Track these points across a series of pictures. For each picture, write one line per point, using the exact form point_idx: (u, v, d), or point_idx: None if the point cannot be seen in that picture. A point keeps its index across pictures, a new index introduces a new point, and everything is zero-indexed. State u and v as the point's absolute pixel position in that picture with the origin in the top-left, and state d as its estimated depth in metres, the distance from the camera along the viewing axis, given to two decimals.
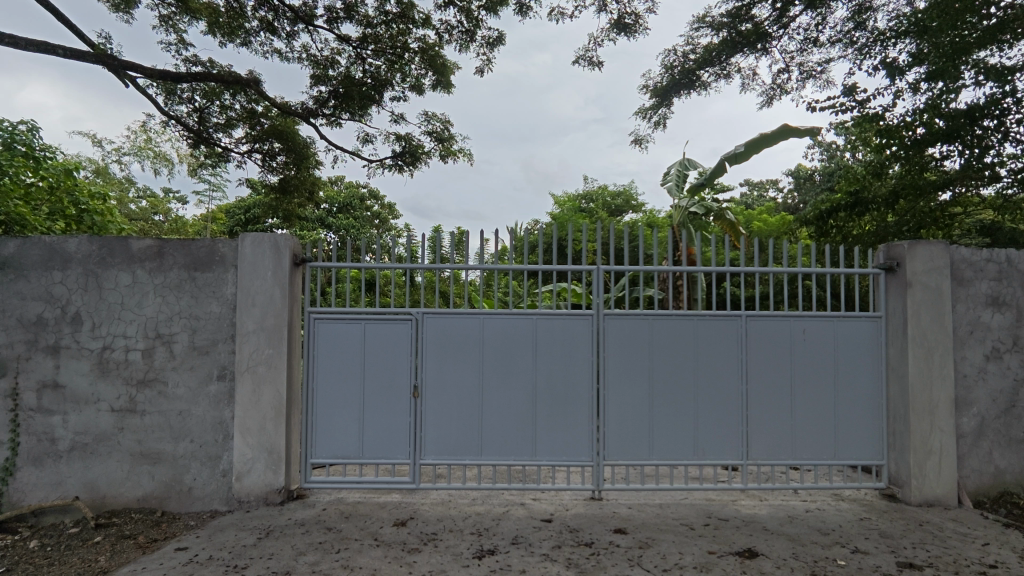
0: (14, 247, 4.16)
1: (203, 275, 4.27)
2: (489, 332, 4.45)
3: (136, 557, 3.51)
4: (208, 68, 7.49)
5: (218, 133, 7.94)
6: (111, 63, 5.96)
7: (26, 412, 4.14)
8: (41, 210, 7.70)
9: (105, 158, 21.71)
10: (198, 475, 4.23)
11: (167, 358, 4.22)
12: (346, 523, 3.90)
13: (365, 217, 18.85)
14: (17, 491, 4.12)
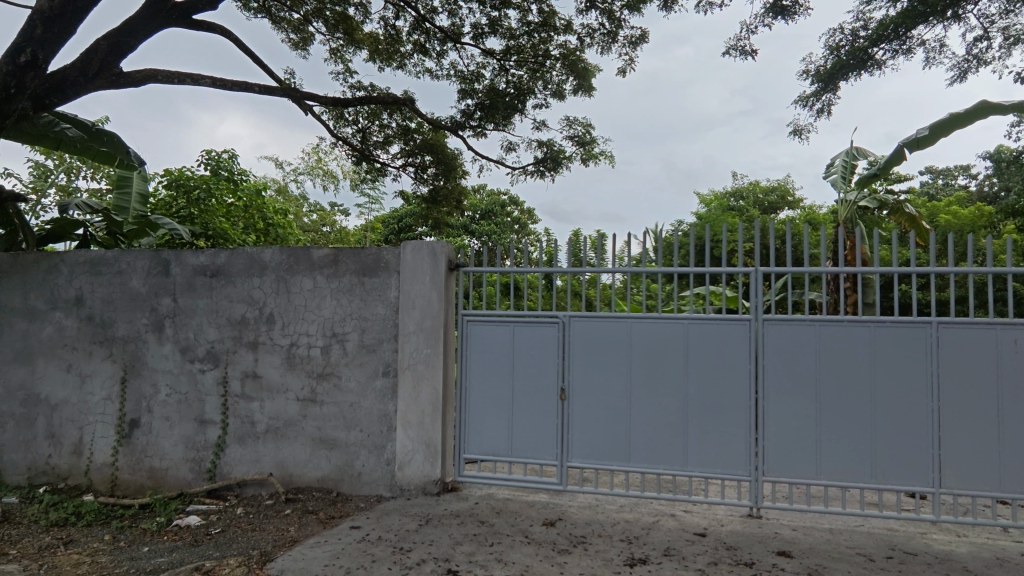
0: (225, 257, 4.92)
1: (370, 280, 4.71)
2: (637, 337, 4.37)
3: (319, 531, 3.96)
4: (370, 92, 8.24)
5: (378, 150, 8.69)
6: (295, 95, 6.82)
7: (233, 397, 4.86)
8: (239, 224, 9.16)
9: (285, 177, 24.87)
10: (367, 461, 4.65)
11: (341, 355, 4.71)
12: (497, 518, 4.06)
13: (507, 223, 19.49)
14: (226, 465, 4.85)
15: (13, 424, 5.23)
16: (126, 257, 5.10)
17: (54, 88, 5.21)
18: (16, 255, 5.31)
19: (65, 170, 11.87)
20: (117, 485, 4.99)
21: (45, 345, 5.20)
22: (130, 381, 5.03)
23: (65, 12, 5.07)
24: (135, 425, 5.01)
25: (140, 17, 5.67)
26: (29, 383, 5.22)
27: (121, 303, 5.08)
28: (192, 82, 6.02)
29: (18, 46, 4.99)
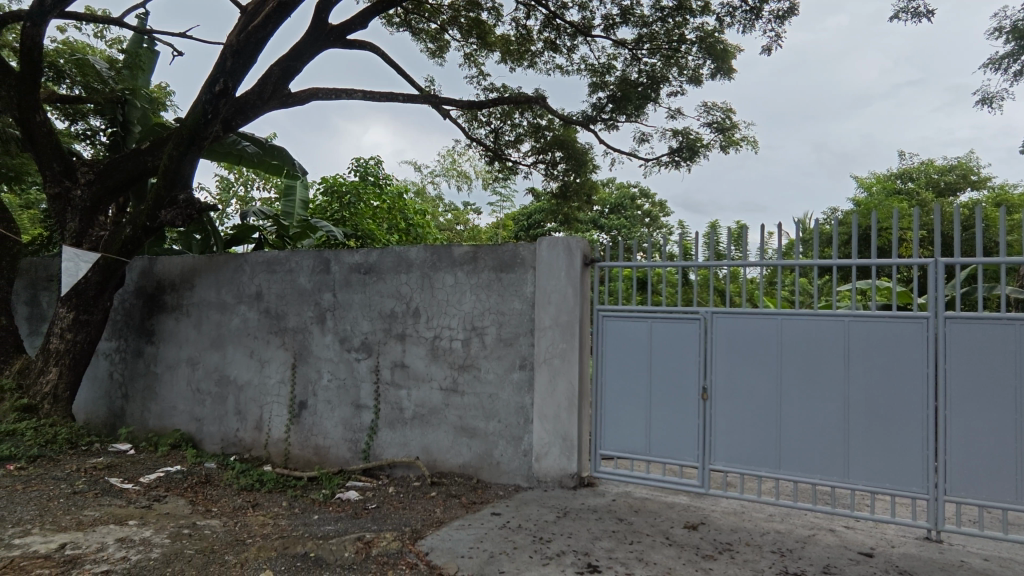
0: (377, 255, 5.35)
1: (507, 275, 4.85)
2: (788, 335, 4.06)
3: (463, 514, 4.17)
4: (503, 93, 8.48)
5: (510, 149, 8.91)
6: (434, 101, 7.20)
7: (384, 385, 5.27)
8: (384, 225, 9.90)
9: (423, 180, 26.43)
10: (505, 451, 4.81)
11: (481, 348, 4.91)
12: (636, 516, 4.00)
13: (637, 216, 19.08)
14: (379, 446, 5.28)
15: (210, 401, 6.12)
16: (295, 257, 5.73)
17: (238, 111, 6.06)
18: (211, 257, 6.21)
19: (243, 182, 13.63)
20: (289, 459, 5.64)
21: (233, 334, 6.02)
22: (299, 367, 5.66)
23: (247, 44, 5.81)
24: (303, 406, 5.63)
25: (304, 42, 6.34)
26: (221, 366, 6.08)
27: (291, 298, 5.73)
28: (346, 97, 6.61)
29: (213, 77, 5.80)
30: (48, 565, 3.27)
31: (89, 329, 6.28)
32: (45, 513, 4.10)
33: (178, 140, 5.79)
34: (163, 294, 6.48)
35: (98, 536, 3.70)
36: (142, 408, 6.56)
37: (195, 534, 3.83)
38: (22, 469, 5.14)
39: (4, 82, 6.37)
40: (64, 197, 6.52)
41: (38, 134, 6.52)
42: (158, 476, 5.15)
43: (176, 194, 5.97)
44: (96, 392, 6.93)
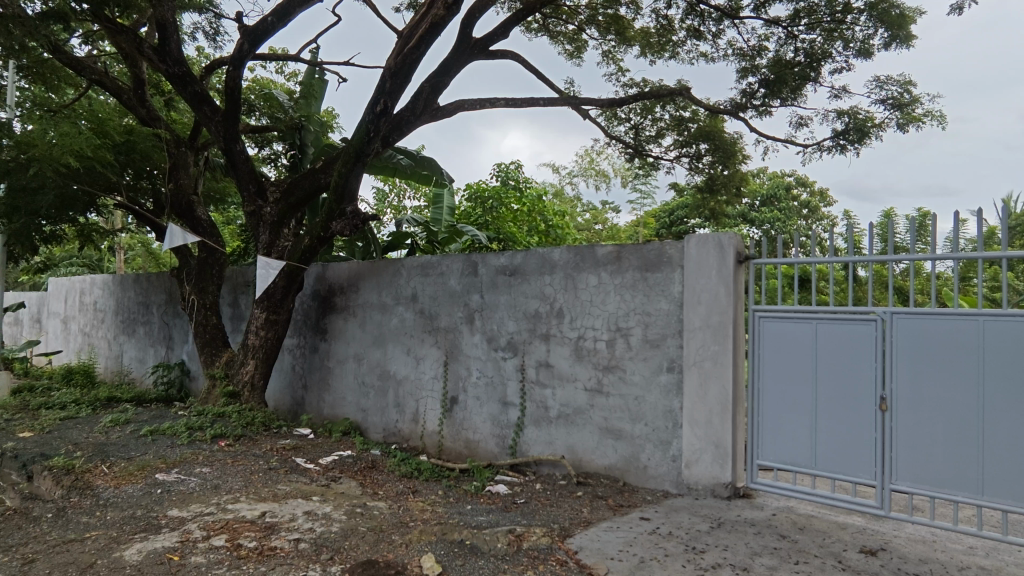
0: (521, 257, 5.51)
1: (653, 275, 4.73)
2: (992, 339, 3.48)
3: (610, 516, 4.15)
4: (643, 88, 8.27)
5: (651, 144, 8.67)
6: (573, 101, 7.22)
7: (530, 384, 5.41)
8: (525, 228, 10.16)
9: (562, 182, 26.67)
10: (652, 455, 4.69)
11: (626, 349, 4.83)
12: (801, 534, 3.68)
13: (792, 208, 17.54)
14: (525, 443, 5.42)
15: (374, 393, 6.72)
16: (446, 260, 6.09)
17: (395, 127, 6.57)
18: (373, 262, 6.82)
19: (397, 193, 14.79)
20: (443, 450, 6.01)
21: (392, 332, 6.55)
22: (451, 364, 6.00)
23: (403, 66, 6.30)
24: (455, 401, 5.96)
25: (452, 58, 6.71)
26: (383, 362, 6.65)
27: (443, 299, 6.10)
28: (490, 106, 6.89)
29: (374, 98, 6.36)
30: (253, 529, 3.82)
31: (277, 327, 7.22)
32: (249, 484, 4.79)
33: (346, 158, 6.45)
34: (334, 296, 7.26)
35: (289, 508, 4.24)
36: (318, 398, 7.40)
37: (366, 513, 4.23)
38: (230, 446, 6.05)
39: (213, 118, 7.55)
40: (257, 214, 7.58)
41: (238, 161, 7.63)
42: (334, 459, 5.77)
43: (345, 207, 6.65)
44: (282, 382, 7.95)
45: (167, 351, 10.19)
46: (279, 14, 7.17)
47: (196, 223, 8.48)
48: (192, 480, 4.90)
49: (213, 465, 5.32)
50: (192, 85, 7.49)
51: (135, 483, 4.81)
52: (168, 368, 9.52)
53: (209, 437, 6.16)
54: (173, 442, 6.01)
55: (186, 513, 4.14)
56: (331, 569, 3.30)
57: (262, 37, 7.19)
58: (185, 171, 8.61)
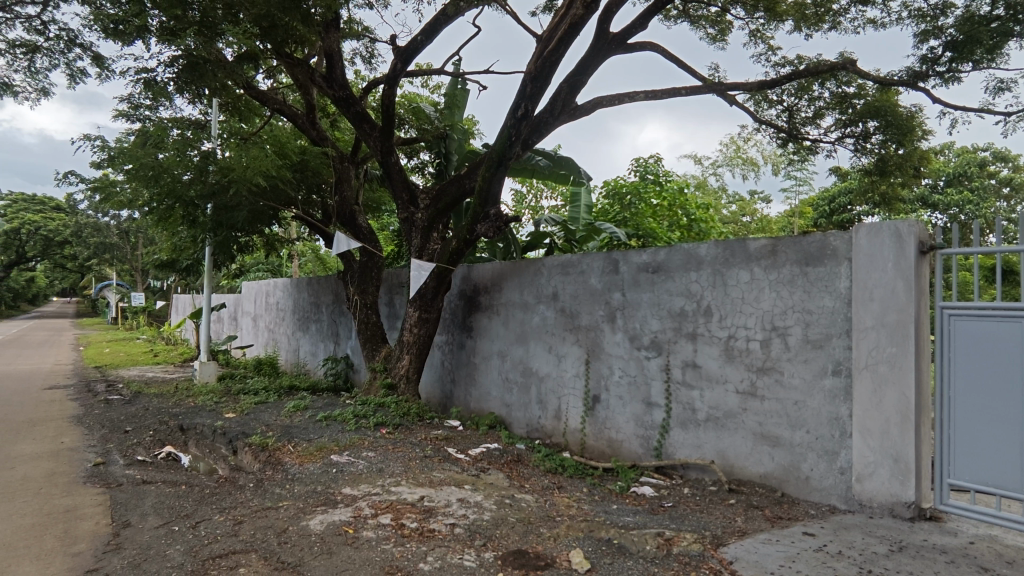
0: (664, 254, 5.36)
1: (814, 269, 4.33)
2: None
3: (768, 528, 3.88)
4: (798, 66, 7.60)
5: (808, 126, 7.94)
6: (719, 88, 6.84)
7: (675, 384, 5.23)
8: (665, 223, 9.83)
9: (704, 173, 25.38)
10: (815, 466, 4.30)
11: (783, 350, 4.49)
12: (1009, 568, 3.15)
13: (988, 187, 15.03)
14: (671, 445, 5.25)
15: (517, 389, 6.93)
16: (586, 258, 6.10)
17: (535, 130, 6.73)
18: (515, 262, 7.02)
19: (535, 194, 15.10)
20: (585, 449, 6.01)
21: (534, 330, 6.70)
22: (592, 362, 6.00)
23: (543, 68, 6.42)
24: (597, 400, 5.94)
25: (590, 55, 6.70)
26: (525, 359, 6.83)
27: (584, 298, 6.12)
28: (630, 100, 6.77)
29: (515, 103, 6.56)
30: (414, 511, 4.15)
31: (428, 324, 7.73)
32: (408, 470, 5.19)
33: (489, 163, 6.74)
34: (479, 296, 7.60)
35: (445, 494, 4.53)
36: (465, 392, 7.80)
37: (514, 504, 4.39)
38: (391, 433, 6.61)
39: (372, 134, 8.28)
40: (410, 220, 8.18)
41: (394, 171, 8.29)
42: (482, 451, 6.05)
43: (488, 210, 6.95)
44: (433, 376, 8.50)
45: (335, 346, 11.38)
46: (427, 32, 7.67)
47: (357, 230, 9.37)
48: (360, 462, 5.43)
49: (377, 450, 5.85)
50: (355, 105, 8.27)
51: (315, 462, 5.45)
52: (336, 361, 10.62)
53: (372, 424, 6.78)
54: (344, 428, 6.70)
55: (358, 491, 4.61)
56: (485, 555, 3.48)
57: (412, 55, 7.75)
58: (349, 184, 9.55)
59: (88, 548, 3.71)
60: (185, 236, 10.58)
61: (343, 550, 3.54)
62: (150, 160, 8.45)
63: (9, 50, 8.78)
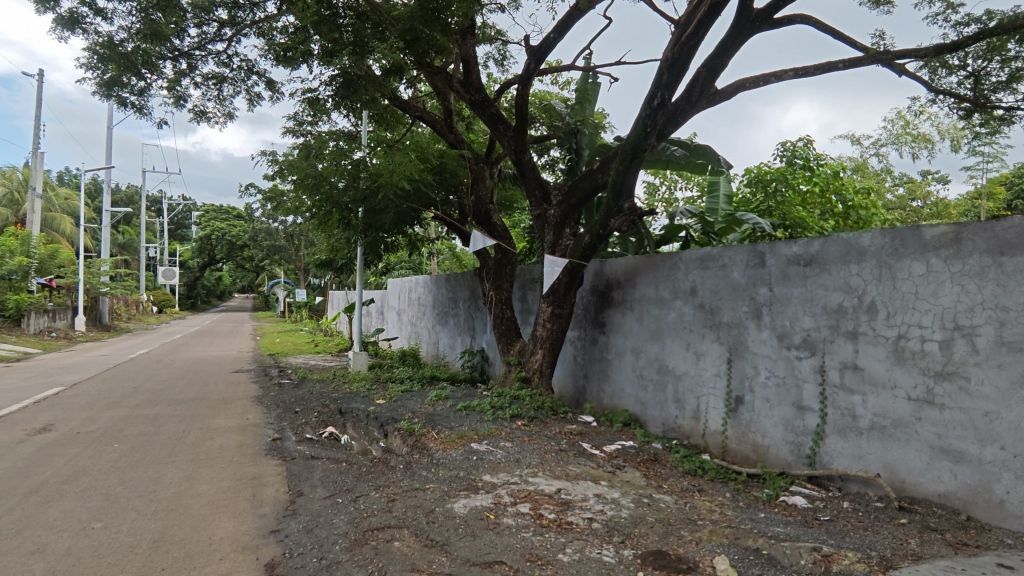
0: (819, 245, 4.90)
1: (1010, 260, 3.72)
2: None
3: (950, 555, 3.41)
4: (986, 23, 6.53)
5: (1000, 93, 6.80)
6: (884, 58, 6.10)
7: (832, 388, 4.77)
8: (818, 211, 8.98)
9: (864, 154, 22.80)
10: (1013, 489, 3.69)
11: (970, 352, 3.91)
12: None
13: None
14: (827, 454, 4.80)
15: (653, 387, 6.75)
16: (728, 251, 5.78)
17: (671, 119, 6.50)
18: (650, 257, 6.85)
19: (669, 185, 14.57)
20: (727, 452, 5.69)
21: (671, 327, 6.48)
22: (735, 362, 5.67)
23: (680, 54, 6.17)
24: (740, 401, 5.59)
25: (731, 35, 6.31)
26: (661, 356, 6.63)
27: (725, 293, 5.80)
28: (777, 80, 6.28)
29: (651, 93, 6.37)
30: (551, 503, 4.23)
31: (561, 320, 7.80)
32: (545, 461, 5.30)
33: (623, 156, 6.62)
34: (612, 291, 7.52)
35: (581, 488, 4.56)
36: (599, 388, 7.76)
37: (653, 504, 4.30)
38: (526, 425, 6.78)
39: (506, 134, 8.50)
40: (543, 216, 8.30)
41: (527, 169, 8.45)
42: (617, 448, 6.00)
43: (622, 204, 6.85)
44: (566, 371, 8.56)
45: (471, 340, 11.89)
46: (560, 28, 7.71)
47: (492, 228, 9.71)
48: (498, 452, 5.65)
49: (514, 441, 6.04)
50: (490, 108, 8.56)
51: (457, 448, 5.76)
52: (472, 354, 11.11)
53: (508, 415, 7.00)
54: (482, 418, 7.00)
55: (498, 479, 4.80)
56: (624, 552, 3.45)
57: (545, 53, 7.84)
58: (484, 184, 9.91)
59: (271, 511, 4.27)
60: (340, 237, 11.69)
61: (485, 534, 3.71)
62: (312, 169, 9.45)
63: (204, 82, 10.29)
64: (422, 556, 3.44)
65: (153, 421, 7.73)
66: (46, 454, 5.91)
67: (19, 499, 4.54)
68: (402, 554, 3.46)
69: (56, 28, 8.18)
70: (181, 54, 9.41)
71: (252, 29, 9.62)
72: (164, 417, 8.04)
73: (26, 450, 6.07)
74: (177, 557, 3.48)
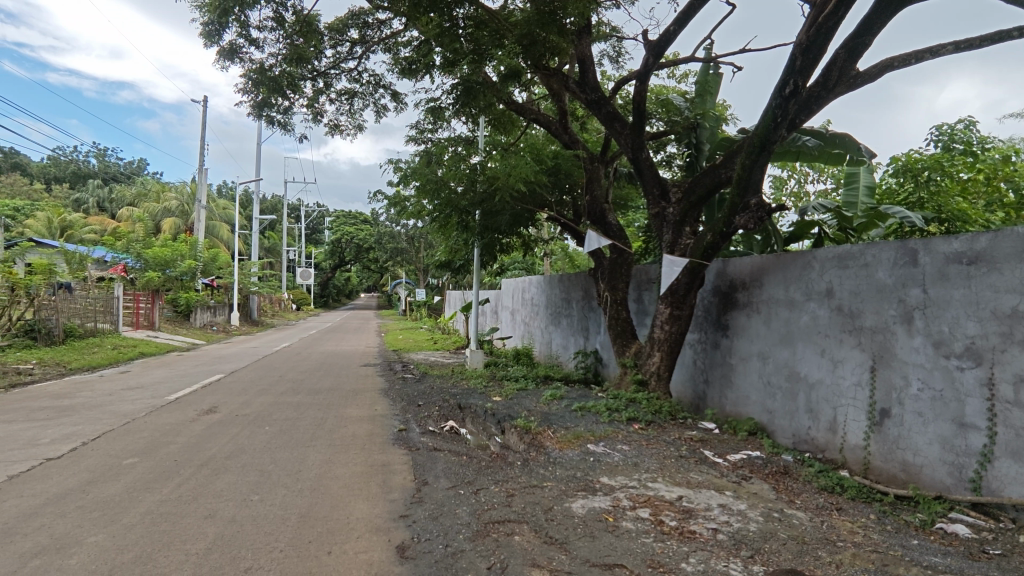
0: (987, 241, 4.31)
1: None
2: None
3: None
4: None
5: None
6: None
7: (1002, 404, 4.17)
8: (983, 202, 7.87)
9: None
10: None
11: None
12: None
13: None
14: (996, 480, 4.20)
15: (781, 394, 6.30)
16: (872, 249, 5.26)
17: (805, 107, 6.04)
18: (779, 256, 6.41)
19: (799, 177, 13.53)
20: (869, 470, 5.17)
21: (803, 331, 6.02)
22: (880, 371, 5.13)
23: (816, 37, 5.73)
24: (886, 415, 5.05)
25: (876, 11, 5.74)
26: (792, 363, 6.17)
27: (868, 295, 5.28)
28: (932, 56, 5.60)
29: (783, 80, 5.98)
30: (672, 509, 4.11)
31: (680, 322, 7.53)
32: (664, 467, 5.16)
33: (750, 149, 6.27)
34: (736, 293, 7.14)
35: (704, 497, 4.38)
36: (720, 393, 7.39)
37: (784, 520, 4.03)
38: (643, 429, 6.64)
39: (623, 132, 8.36)
40: (661, 215, 8.06)
41: (644, 167, 8.26)
42: (743, 457, 5.69)
43: (748, 199, 6.48)
44: (685, 375, 8.25)
45: (585, 340, 11.83)
46: (680, 19, 7.45)
47: (607, 228, 9.60)
48: (616, 454, 5.59)
49: (631, 444, 5.94)
50: (606, 106, 8.47)
51: (573, 449, 5.78)
52: (586, 355, 11.07)
53: (625, 418, 6.89)
54: (598, 419, 6.97)
55: (615, 482, 4.75)
56: (753, 567, 3.27)
57: (665, 46, 7.61)
58: (598, 183, 9.83)
59: (400, 497, 4.55)
60: (458, 240, 12.16)
61: (604, 536, 3.69)
62: (433, 175, 9.94)
63: (338, 98, 11.20)
64: (542, 552, 3.50)
65: (296, 408, 8.56)
66: (212, 432, 6.76)
67: (193, 470, 5.24)
68: (523, 549, 3.53)
69: (219, 59, 9.32)
70: (319, 74, 10.32)
71: (380, 45, 10.30)
72: (305, 404, 8.87)
73: (197, 428, 6.99)
74: (321, 532, 3.83)
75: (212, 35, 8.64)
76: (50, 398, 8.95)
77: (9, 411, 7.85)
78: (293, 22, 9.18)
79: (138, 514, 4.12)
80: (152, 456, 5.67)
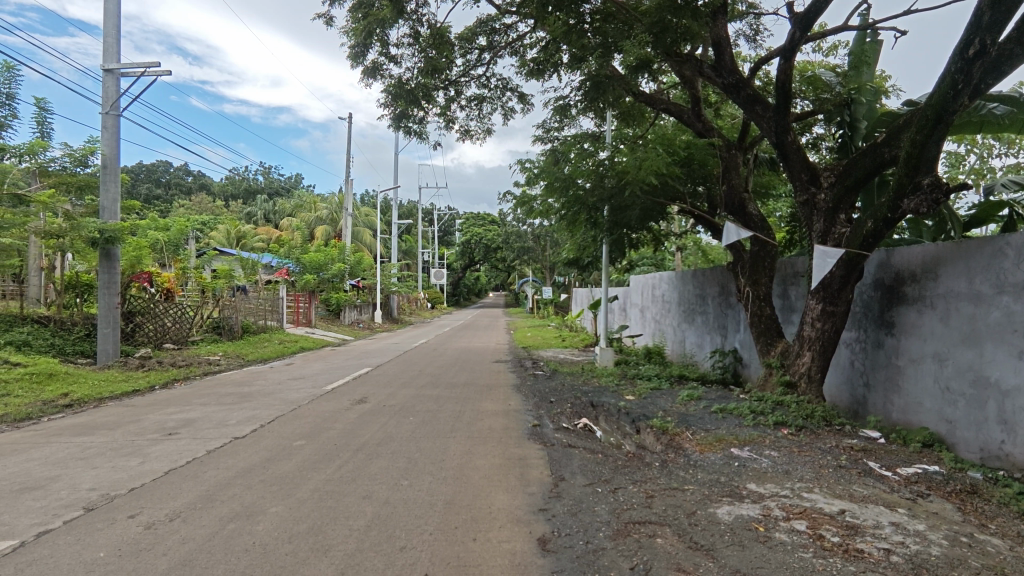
0: None
1: None
2: None
3: None
4: None
5: None
6: None
7: None
8: None
9: None
10: None
11: None
12: None
13: None
14: None
15: (965, 402, 5.48)
16: None
17: (994, 69, 5.21)
18: (960, 243, 5.59)
19: (980, 152, 11.71)
20: None
21: (993, 330, 5.19)
22: None
23: None
24: None
25: None
26: (978, 366, 5.35)
27: None
28: None
29: (966, 39, 5.26)
30: (834, 524, 3.75)
31: (835, 319, 6.83)
32: (820, 477, 4.72)
33: (922, 123, 5.54)
34: (904, 286, 6.34)
35: (872, 513, 3.94)
36: (886, 399, 6.60)
37: (976, 546, 3.51)
38: (794, 434, 6.13)
39: (765, 115, 7.76)
40: (811, 202, 7.38)
41: (791, 151, 7.62)
42: (917, 472, 5.03)
43: (920, 179, 5.71)
44: (841, 377, 7.49)
45: (722, 339, 11.20)
46: None
47: (748, 219, 9.00)
48: (763, 460, 5.24)
49: (781, 450, 5.51)
50: (745, 89, 7.93)
51: (716, 452, 5.52)
52: (724, 355, 10.47)
53: (772, 422, 6.42)
54: (741, 422, 6.56)
55: (765, 489, 4.44)
56: None
57: (813, 18, 6.96)
58: (736, 172, 9.25)
59: (538, 491, 4.63)
60: (586, 236, 12.10)
61: (756, 546, 3.46)
62: (560, 173, 10.06)
63: (468, 104, 11.65)
64: (688, 557, 3.37)
65: (436, 400, 9.06)
66: (364, 420, 7.38)
67: (350, 454, 5.74)
68: (666, 552, 3.43)
69: (363, 78, 10.12)
70: (450, 83, 10.81)
71: (507, 49, 10.56)
72: (443, 397, 9.35)
73: (350, 416, 7.67)
74: (466, 519, 4.01)
75: (358, 56, 9.40)
76: (234, 385, 10.32)
77: (204, 395, 9.19)
78: (427, 35, 9.72)
79: (308, 490, 4.62)
80: (316, 439, 6.32)
